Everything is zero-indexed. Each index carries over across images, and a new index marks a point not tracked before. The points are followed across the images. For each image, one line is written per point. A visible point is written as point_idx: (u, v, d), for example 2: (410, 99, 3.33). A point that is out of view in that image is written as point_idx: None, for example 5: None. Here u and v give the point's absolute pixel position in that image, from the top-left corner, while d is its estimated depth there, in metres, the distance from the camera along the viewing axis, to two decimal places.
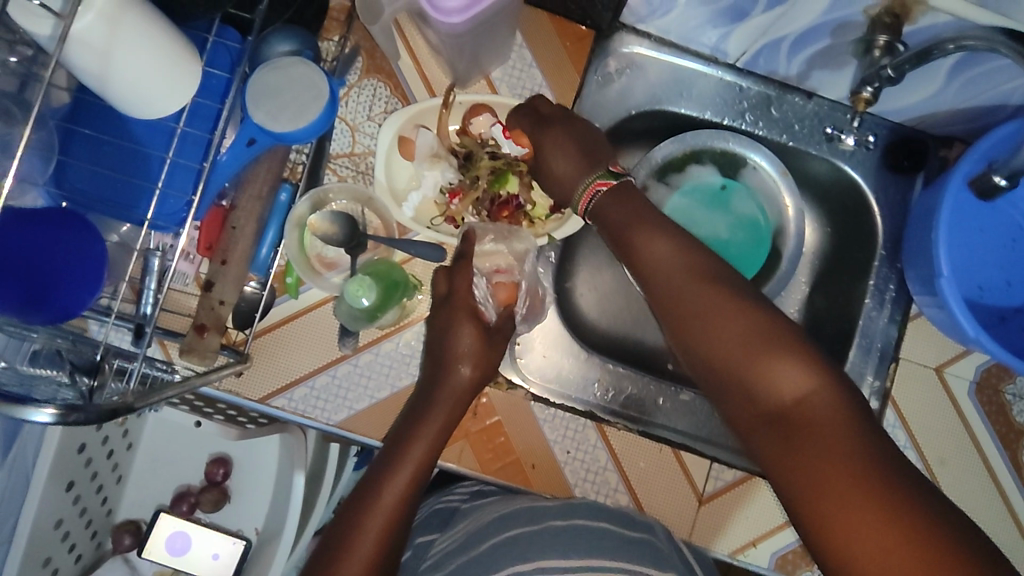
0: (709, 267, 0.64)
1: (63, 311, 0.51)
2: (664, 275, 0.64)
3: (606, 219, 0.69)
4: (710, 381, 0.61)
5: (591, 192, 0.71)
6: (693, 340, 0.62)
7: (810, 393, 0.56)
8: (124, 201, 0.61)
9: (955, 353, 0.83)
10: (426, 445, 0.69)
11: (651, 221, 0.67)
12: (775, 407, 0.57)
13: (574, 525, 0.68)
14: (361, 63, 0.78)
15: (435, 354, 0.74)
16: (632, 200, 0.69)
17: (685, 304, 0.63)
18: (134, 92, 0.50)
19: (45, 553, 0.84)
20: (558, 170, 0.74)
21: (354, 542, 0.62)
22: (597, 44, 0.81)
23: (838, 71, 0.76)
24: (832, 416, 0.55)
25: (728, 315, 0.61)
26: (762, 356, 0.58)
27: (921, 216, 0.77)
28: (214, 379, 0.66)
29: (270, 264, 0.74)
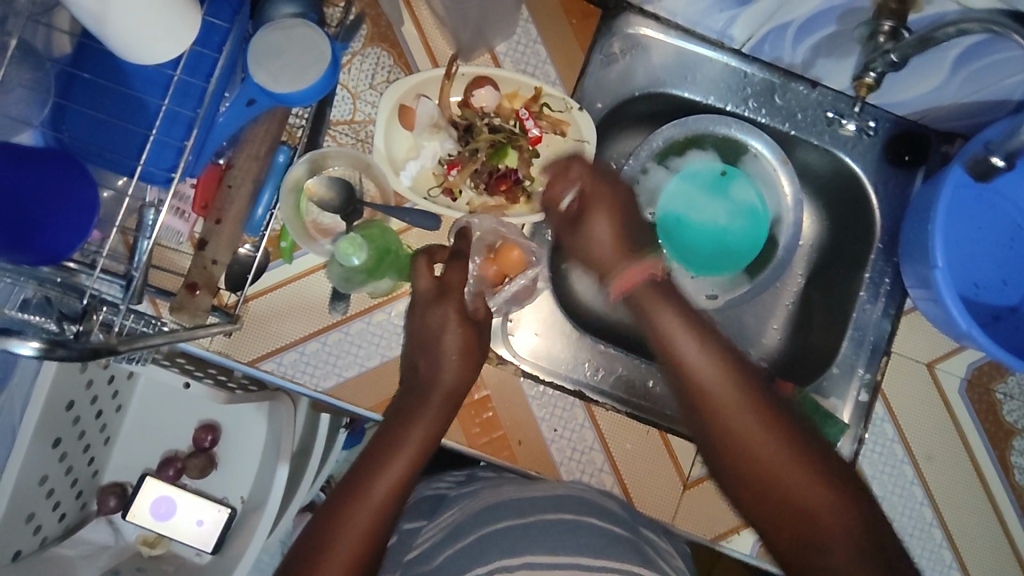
0: (740, 368, 0.66)
1: (51, 253, 0.51)
2: (696, 377, 0.66)
3: (645, 310, 0.71)
4: (734, 485, 0.64)
5: (628, 282, 0.73)
6: (720, 444, 0.64)
7: (829, 510, 0.59)
8: (118, 148, 0.61)
9: (948, 350, 0.82)
10: (418, 445, 0.69)
11: (677, 311, 0.70)
12: (795, 519, 0.60)
13: (563, 520, 0.68)
14: (365, 30, 0.77)
15: (423, 347, 0.75)
16: (664, 293, 0.72)
17: (716, 399, 0.65)
18: (133, 36, 0.50)
19: (28, 509, 0.85)
20: (602, 238, 0.75)
21: (343, 526, 0.62)
22: (604, 23, 0.80)
23: (843, 60, 0.75)
24: (852, 529, 0.58)
25: (754, 418, 0.63)
26: (785, 468, 0.61)
27: (918, 210, 0.76)
28: (201, 335, 0.66)
29: (264, 225, 0.74)
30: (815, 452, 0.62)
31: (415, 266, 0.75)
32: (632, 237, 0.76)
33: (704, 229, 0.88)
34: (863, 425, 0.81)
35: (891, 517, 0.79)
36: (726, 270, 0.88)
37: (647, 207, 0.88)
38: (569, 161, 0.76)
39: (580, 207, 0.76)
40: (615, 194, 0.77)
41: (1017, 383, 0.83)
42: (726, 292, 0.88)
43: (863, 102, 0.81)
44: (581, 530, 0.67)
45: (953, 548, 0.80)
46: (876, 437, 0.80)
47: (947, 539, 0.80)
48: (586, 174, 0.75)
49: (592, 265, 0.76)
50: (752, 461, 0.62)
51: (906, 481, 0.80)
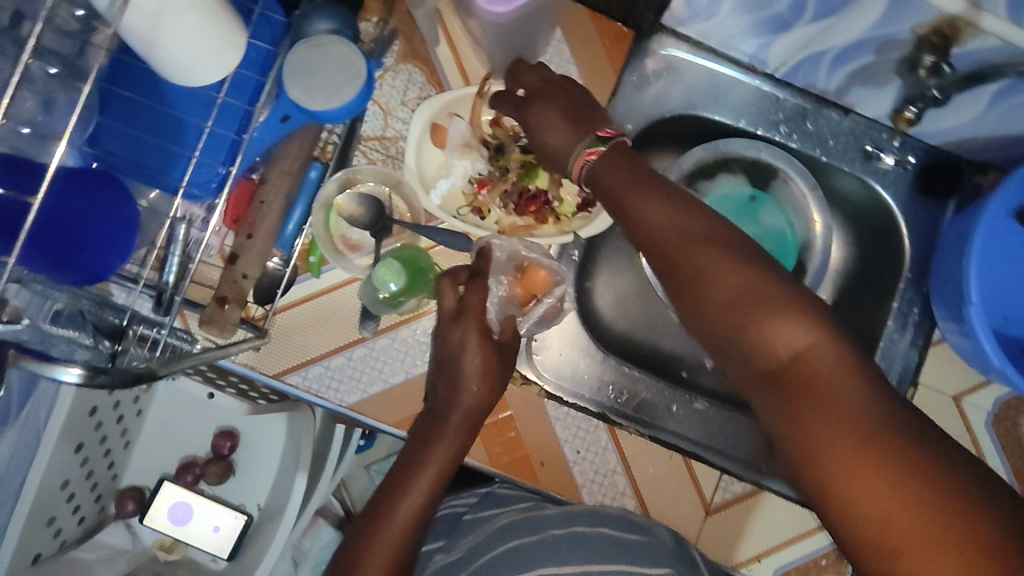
0: (706, 219, 0.59)
1: (92, 273, 0.52)
2: (662, 229, 0.60)
3: (599, 177, 0.64)
4: (710, 333, 0.58)
5: (585, 160, 0.66)
6: (695, 300, 0.58)
7: (810, 351, 0.53)
8: (156, 166, 0.61)
9: (975, 383, 0.82)
10: (438, 470, 0.67)
11: (635, 165, 0.63)
12: (779, 364, 0.54)
13: (578, 534, 0.69)
14: (398, 47, 0.78)
15: (445, 368, 0.72)
16: (622, 158, 0.64)
17: (681, 253, 0.59)
18: (181, 57, 0.50)
19: (49, 512, 0.85)
20: (554, 145, 0.69)
21: (366, 562, 0.63)
22: (637, 44, 0.80)
23: (880, 89, 0.75)
24: (837, 371, 0.52)
25: (721, 267, 0.57)
26: (766, 310, 0.55)
27: (952, 242, 0.76)
28: (231, 353, 0.67)
29: (295, 242, 0.74)
30: (798, 293, 0.55)
31: (438, 284, 0.73)
32: (586, 119, 0.68)
33: None
34: None
35: None
36: None
37: None
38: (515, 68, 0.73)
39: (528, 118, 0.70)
40: (556, 90, 0.70)
41: None
42: None
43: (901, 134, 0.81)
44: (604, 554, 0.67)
45: None
46: None
47: None
48: (535, 75, 0.71)
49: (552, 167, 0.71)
50: (722, 309, 0.56)
51: None
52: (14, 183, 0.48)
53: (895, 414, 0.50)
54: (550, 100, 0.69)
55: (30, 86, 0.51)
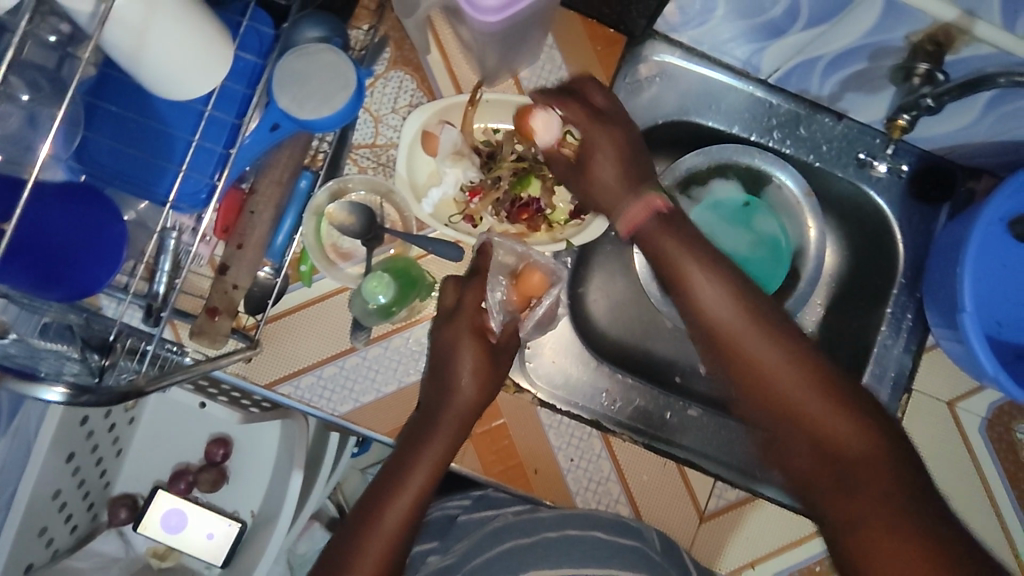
0: (754, 301, 0.64)
1: (81, 289, 0.51)
2: (705, 301, 0.64)
3: (652, 244, 0.68)
4: (750, 407, 0.62)
5: (636, 218, 0.69)
6: (736, 379, 0.62)
7: (845, 436, 0.57)
8: (144, 180, 0.60)
9: (969, 388, 0.82)
10: (430, 468, 0.68)
11: (686, 241, 0.67)
12: (824, 451, 0.58)
13: (570, 536, 0.70)
14: (389, 54, 0.77)
15: (438, 369, 0.72)
16: (673, 230, 0.68)
17: (728, 330, 0.63)
18: (173, 70, 0.49)
19: (41, 523, 0.85)
20: (605, 183, 0.71)
21: (356, 563, 0.62)
22: (628, 50, 0.80)
23: (873, 95, 0.75)
24: (868, 453, 0.56)
25: (770, 347, 0.61)
26: (807, 394, 0.59)
27: (945, 248, 0.76)
28: (224, 365, 0.65)
29: (285, 252, 0.73)
30: (839, 381, 0.60)
31: (441, 283, 0.75)
32: (644, 172, 0.71)
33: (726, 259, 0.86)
34: None
35: None
36: None
37: None
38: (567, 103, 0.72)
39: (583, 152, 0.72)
40: (617, 131, 0.71)
41: None
42: None
43: (897, 142, 0.81)
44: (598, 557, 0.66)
45: None
46: None
47: None
48: (588, 115, 0.71)
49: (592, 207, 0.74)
50: (765, 388, 0.60)
51: None
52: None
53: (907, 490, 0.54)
54: (612, 143, 0.71)
55: (13, 101, 0.50)
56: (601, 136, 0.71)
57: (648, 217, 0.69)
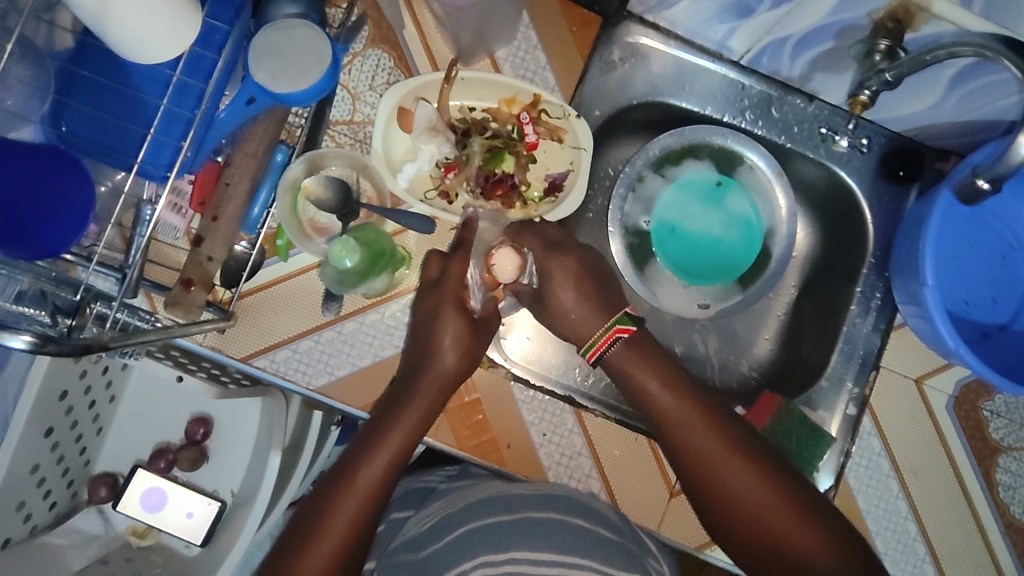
0: (715, 417, 0.69)
1: (46, 249, 0.52)
2: (672, 416, 0.69)
3: (621, 370, 0.72)
4: (715, 517, 0.67)
5: (599, 348, 0.72)
6: (702, 485, 0.68)
7: (806, 540, 0.63)
8: (117, 147, 0.61)
9: (938, 366, 0.83)
10: (405, 432, 0.68)
11: (655, 364, 0.72)
12: (787, 558, 0.63)
13: (545, 517, 0.69)
14: (367, 32, 0.78)
15: (420, 339, 0.73)
16: (644, 354, 0.72)
17: (692, 448, 0.68)
18: (137, 21, 0.49)
19: (18, 496, 0.85)
20: (568, 305, 0.73)
21: (325, 527, 0.63)
22: (603, 31, 0.81)
23: (840, 76, 0.76)
24: (828, 555, 0.62)
25: (733, 461, 0.67)
26: (770, 506, 0.65)
27: (910, 227, 0.77)
28: (194, 331, 0.66)
29: (260, 224, 0.74)
30: (790, 482, 0.67)
31: (425, 256, 0.75)
32: (601, 293, 0.74)
33: (698, 238, 0.88)
34: (849, 439, 0.81)
35: (875, 530, 0.80)
36: (717, 280, 0.88)
37: (641, 216, 0.88)
38: (523, 235, 0.74)
39: (541, 281, 0.74)
40: (574, 258, 0.74)
41: (1003, 401, 0.84)
42: (719, 302, 0.88)
43: (857, 118, 0.82)
44: (566, 531, 0.67)
45: (935, 562, 0.81)
46: (862, 450, 0.81)
47: (929, 554, 0.81)
48: (545, 249, 0.74)
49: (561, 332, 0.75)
50: (731, 498, 0.66)
51: (891, 496, 0.81)
52: None
53: None
54: (569, 270, 0.73)
55: None
56: (557, 267, 0.73)
57: (612, 346, 0.72)
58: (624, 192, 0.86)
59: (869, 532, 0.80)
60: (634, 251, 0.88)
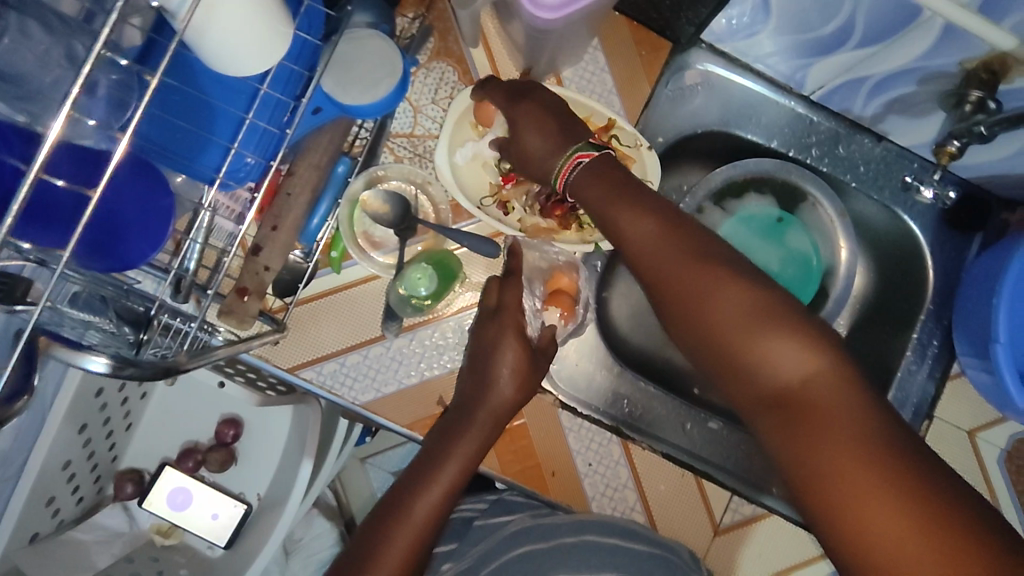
0: (691, 234, 0.60)
1: (124, 262, 0.50)
2: (651, 249, 0.61)
3: (585, 193, 0.65)
4: (694, 345, 0.58)
5: (564, 172, 0.67)
6: (688, 321, 0.58)
7: (802, 366, 0.53)
8: (193, 157, 0.59)
9: (991, 419, 0.82)
10: (462, 462, 0.68)
11: (621, 182, 0.64)
12: (778, 386, 0.54)
13: (586, 541, 0.71)
14: (432, 44, 0.77)
15: (477, 367, 0.72)
16: (607, 172, 0.65)
17: (666, 267, 0.59)
18: (232, 32, 0.48)
19: (49, 492, 0.84)
20: (532, 148, 0.69)
21: (381, 557, 0.62)
22: (673, 56, 0.79)
23: (916, 119, 0.75)
24: (824, 377, 0.53)
25: (713, 279, 0.57)
26: (757, 326, 0.55)
27: (979, 279, 0.76)
28: (254, 345, 0.65)
29: (319, 235, 0.72)
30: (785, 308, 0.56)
31: (485, 284, 0.75)
32: (570, 127, 0.68)
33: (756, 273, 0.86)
34: None
35: None
36: None
37: None
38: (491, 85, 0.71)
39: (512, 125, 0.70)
40: (537, 98, 0.70)
41: None
42: None
43: (944, 170, 0.80)
44: (608, 558, 0.69)
45: None
46: None
47: None
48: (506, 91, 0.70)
49: (529, 172, 0.71)
50: (707, 320, 0.57)
51: None
52: (75, 173, 0.47)
53: (878, 423, 0.51)
54: (533, 112, 0.68)
55: None
56: (522, 111, 0.69)
57: (574, 170, 0.66)
58: None
59: None
60: None
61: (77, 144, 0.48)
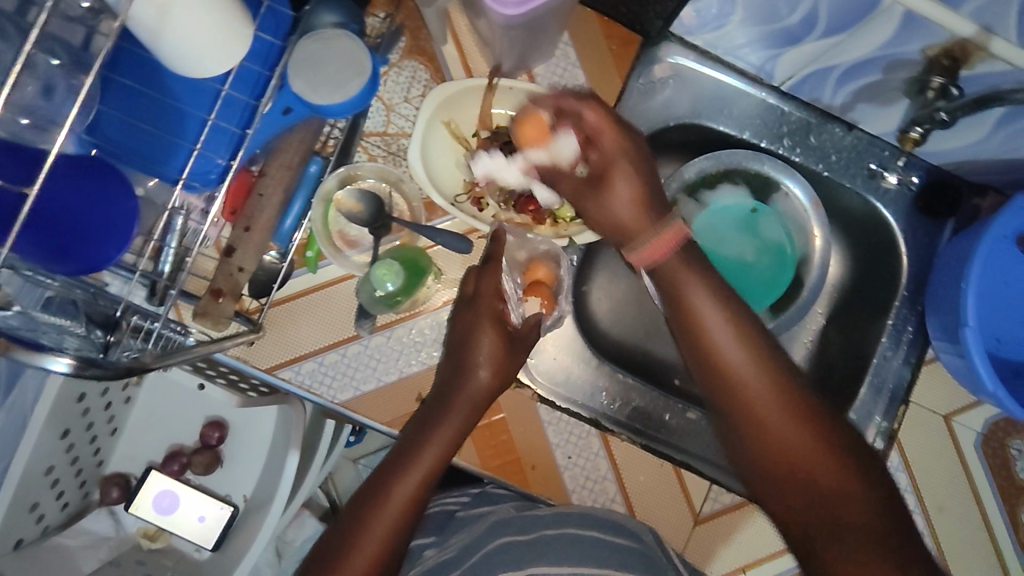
0: (763, 346, 0.62)
1: (91, 265, 0.51)
2: (721, 349, 0.62)
3: (659, 274, 0.65)
4: (742, 447, 0.61)
5: (645, 246, 0.66)
6: (742, 426, 0.60)
7: (843, 486, 0.57)
8: (157, 157, 0.61)
9: (966, 403, 0.83)
10: (441, 448, 0.68)
11: (700, 275, 0.64)
12: (818, 504, 0.57)
13: (567, 534, 0.70)
14: (404, 43, 0.77)
15: (454, 354, 0.73)
16: (688, 260, 0.65)
17: (733, 369, 0.61)
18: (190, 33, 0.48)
19: (32, 497, 0.84)
20: (619, 197, 0.68)
21: (360, 542, 0.63)
22: (643, 50, 0.80)
23: (884, 107, 0.75)
24: (862, 501, 0.56)
25: (775, 394, 0.59)
26: (808, 448, 0.58)
27: (949, 263, 0.76)
28: (227, 346, 0.65)
29: (292, 237, 0.73)
30: (837, 431, 0.59)
31: (463, 274, 0.76)
32: (660, 198, 0.69)
33: (731, 264, 0.87)
34: None
35: None
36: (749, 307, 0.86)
37: None
38: (584, 107, 0.68)
39: (603, 167, 0.70)
40: (638, 150, 0.70)
41: None
42: None
43: (907, 155, 0.82)
44: (584, 547, 0.69)
45: None
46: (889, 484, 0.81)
47: None
48: (616, 136, 0.69)
49: (594, 220, 0.71)
50: (762, 429, 0.59)
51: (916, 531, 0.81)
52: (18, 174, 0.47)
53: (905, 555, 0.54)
54: (633, 166, 0.69)
55: (31, 72, 0.50)
56: (621, 158, 0.69)
57: (658, 245, 0.65)
58: None
59: None
60: None
61: (13, 142, 0.48)
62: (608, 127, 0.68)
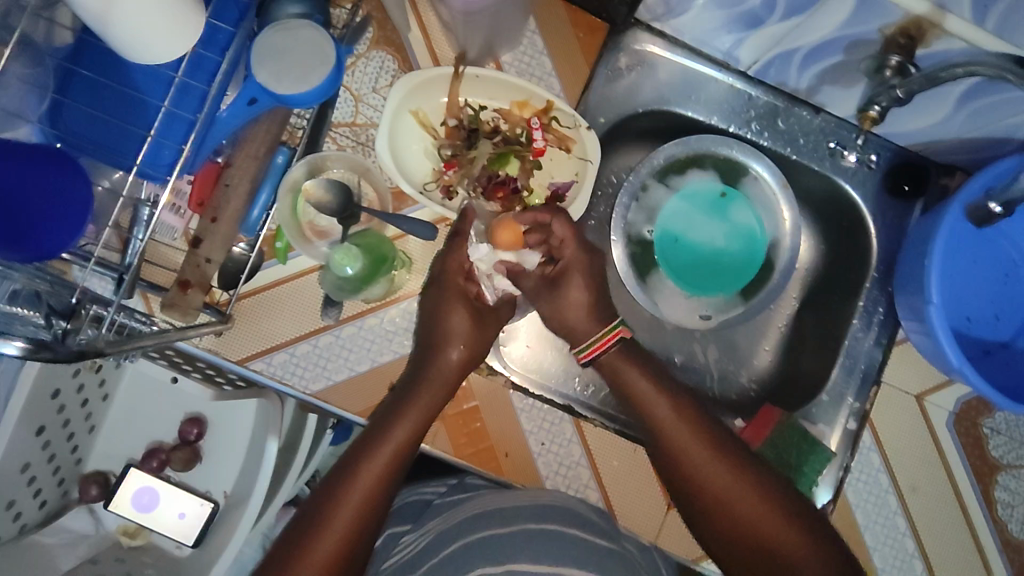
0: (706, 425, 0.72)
1: (44, 251, 0.52)
2: (671, 430, 0.71)
3: (612, 370, 0.75)
4: (700, 514, 0.69)
5: (595, 351, 0.74)
6: (698, 496, 0.69)
7: (787, 537, 0.65)
8: (116, 147, 0.61)
9: (938, 382, 0.84)
10: (410, 426, 0.68)
11: (644, 370, 0.74)
12: (771, 555, 0.65)
13: (543, 530, 0.68)
14: (371, 33, 0.77)
15: (425, 334, 0.73)
16: (634, 357, 0.75)
17: (683, 447, 0.70)
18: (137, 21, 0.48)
19: (8, 495, 0.84)
20: (570, 305, 0.75)
21: (329, 521, 0.63)
22: (610, 38, 0.80)
23: (848, 89, 0.76)
24: (806, 548, 0.64)
25: (721, 465, 0.69)
26: (756, 507, 0.66)
27: (916, 242, 0.77)
28: (191, 335, 0.66)
29: (260, 227, 0.73)
30: (778, 491, 0.68)
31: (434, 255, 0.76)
32: (605, 301, 0.76)
33: (701, 248, 0.88)
34: (849, 453, 0.81)
35: (873, 546, 0.80)
36: (718, 291, 0.87)
37: (644, 225, 0.88)
38: (555, 219, 0.74)
39: (560, 273, 0.76)
40: (593, 261, 0.76)
41: (1003, 419, 0.84)
42: (720, 313, 0.88)
43: (866, 133, 0.82)
44: (562, 541, 0.67)
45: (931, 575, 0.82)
46: (862, 465, 0.81)
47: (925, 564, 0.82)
48: (575, 249, 0.75)
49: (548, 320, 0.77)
50: (711, 495, 0.68)
51: (891, 512, 0.81)
52: None
53: None
54: (587, 274, 0.76)
55: None
56: (580, 267, 0.75)
57: (609, 347, 0.74)
58: (629, 199, 0.84)
59: (867, 548, 0.80)
60: (636, 262, 0.87)
61: None
62: (569, 235, 0.74)
